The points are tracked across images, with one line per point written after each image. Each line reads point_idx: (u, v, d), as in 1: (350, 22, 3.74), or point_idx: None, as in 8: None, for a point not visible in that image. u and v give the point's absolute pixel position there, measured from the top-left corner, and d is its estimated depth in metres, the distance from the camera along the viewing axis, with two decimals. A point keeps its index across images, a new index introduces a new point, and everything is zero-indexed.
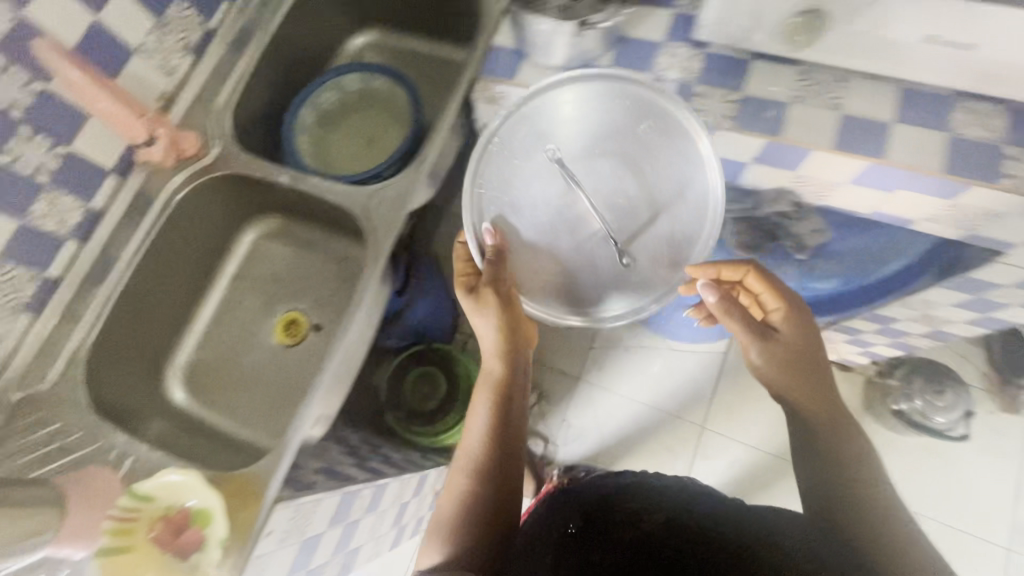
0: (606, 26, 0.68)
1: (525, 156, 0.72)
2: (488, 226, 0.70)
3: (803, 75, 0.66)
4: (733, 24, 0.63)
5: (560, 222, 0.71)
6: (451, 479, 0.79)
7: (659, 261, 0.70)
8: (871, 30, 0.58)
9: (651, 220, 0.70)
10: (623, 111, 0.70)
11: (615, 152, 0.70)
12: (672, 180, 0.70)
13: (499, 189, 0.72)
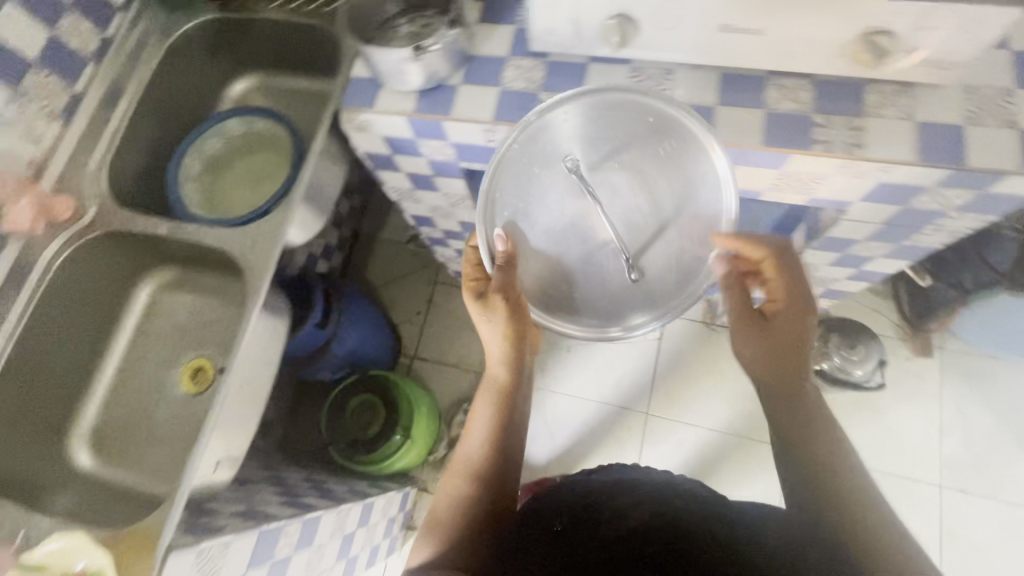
0: (441, 49, 0.71)
1: (541, 167, 0.69)
2: (501, 231, 0.67)
3: (634, 72, 0.72)
4: (559, 33, 0.68)
5: (568, 233, 0.70)
6: (445, 481, 0.80)
7: (663, 276, 0.71)
8: (675, 25, 0.63)
9: (659, 235, 0.70)
10: (641, 124, 0.68)
11: (635, 161, 0.69)
12: (680, 198, 0.69)
13: (515, 195, 0.69)
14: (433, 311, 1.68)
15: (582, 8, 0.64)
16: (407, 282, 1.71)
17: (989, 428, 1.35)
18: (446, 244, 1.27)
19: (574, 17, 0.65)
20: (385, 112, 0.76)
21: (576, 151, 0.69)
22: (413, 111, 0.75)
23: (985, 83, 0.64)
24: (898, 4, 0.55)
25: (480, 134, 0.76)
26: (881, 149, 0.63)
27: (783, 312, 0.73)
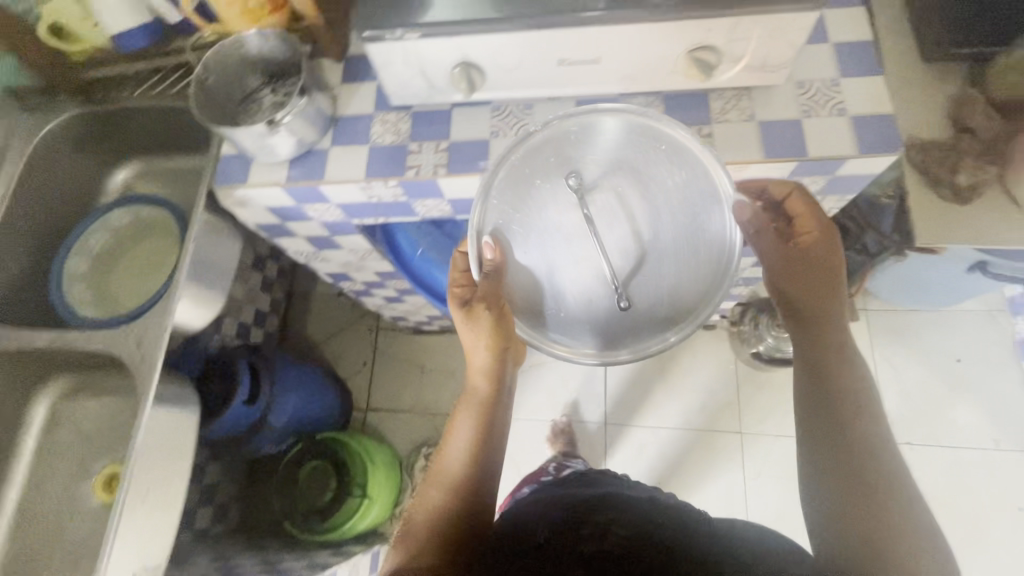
0: (298, 120, 0.70)
1: (542, 181, 0.68)
2: (489, 240, 0.66)
3: (497, 111, 0.73)
4: (413, 86, 0.69)
5: (559, 253, 0.68)
6: (422, 490, 0.73)
7: (652, 308, 0.67)
8: (518, 66, 0.65)
9: (652, 262, 0.68)
10: (645, 146, 0.67)
11: (637, 182, 0.67)
12: (679, 220, 0.67)
13: (510, 203, 0.68)
14: (378, 359, 1.65)
15: (425, 61, 0.65)
16: (348, 334, 1.68)
17: (921, 377, 1.41)
18: (371, 293, 1.25)
19: (423, 70, 0.66)
20: (260, 185, 0.75)
21: (580, 171, 0.67)
22: (287, 180, 0.75)
23: (814, 77, 0.69)
24: (707, 22, 0.58)
25: (358, 193, 0.76)
26: (730, 154, 0.67)
27: (814, 241, 0.70)
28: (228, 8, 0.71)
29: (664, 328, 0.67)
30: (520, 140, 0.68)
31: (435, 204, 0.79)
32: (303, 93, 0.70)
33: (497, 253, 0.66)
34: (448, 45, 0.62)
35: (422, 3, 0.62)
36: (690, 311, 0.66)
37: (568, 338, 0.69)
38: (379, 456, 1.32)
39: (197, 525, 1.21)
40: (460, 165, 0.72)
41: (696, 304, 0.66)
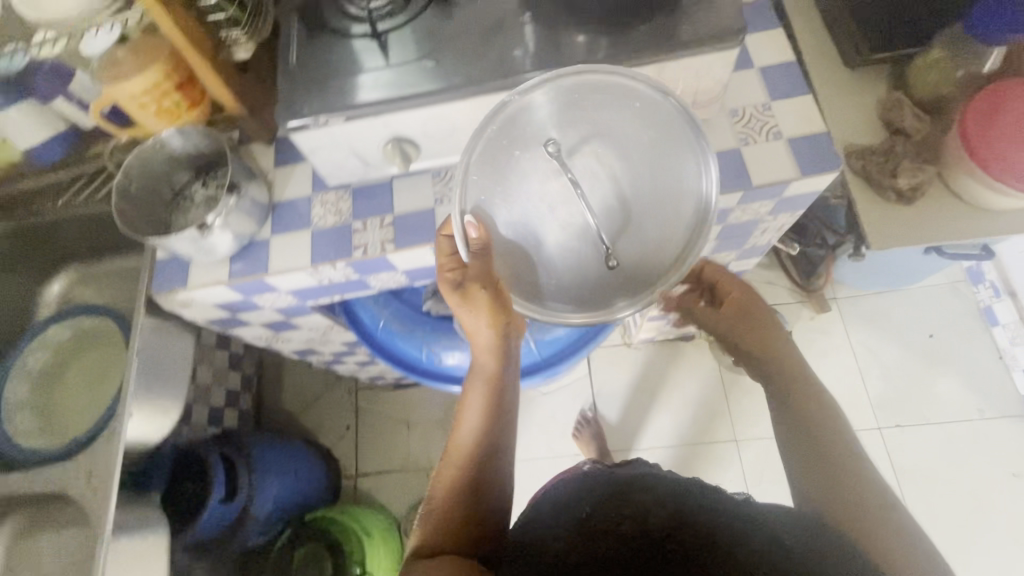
0: (232, 218, 0.67)
1: (518, 151, 0.57)
2: (472, 217, 0.56)
3: (439, 177, 0.71)
4: (347, 165, 0.67)
5: (540, 223, 0.57)
6: (441, 466, 0.67)
7: (647, 264, 0.58)
8: (451, 133, 0.64)
9: (643, 216, 0.57)
10: (625, 100, 0.58)
11: (618, 136, 0.57)
12: (668, 167, 0.58)
13: (492, 177, 0.57)
14: (362, 420, 1.60)
15: (355, 141, 0.63)
16: (327, 400, 1.62)
17: (899, 358, 1.43)
18: (344, 361, 1.21)
19: (354, 149, 0.64)
20: (202, 285, 0.72)
21: (557, 133, 0.57)
22: (230, 277, 0.72)
23: (746, 103, 0.69)
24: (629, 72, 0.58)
25: (308, 278, 0.73)
26: None
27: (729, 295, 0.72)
28: (141, 111, 0.66)
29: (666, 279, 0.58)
30: (486, 119, 0.57)
31: (390, 276, 0.77)
32: (234, 190, 0.67)
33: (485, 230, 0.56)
34: (375, 124, 0.61)
35: (343, 86, 0.61)
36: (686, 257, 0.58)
37: (568, 309, 0.59)
38: (375, 528, 1.28)
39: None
40: (408, 237, 0.70)
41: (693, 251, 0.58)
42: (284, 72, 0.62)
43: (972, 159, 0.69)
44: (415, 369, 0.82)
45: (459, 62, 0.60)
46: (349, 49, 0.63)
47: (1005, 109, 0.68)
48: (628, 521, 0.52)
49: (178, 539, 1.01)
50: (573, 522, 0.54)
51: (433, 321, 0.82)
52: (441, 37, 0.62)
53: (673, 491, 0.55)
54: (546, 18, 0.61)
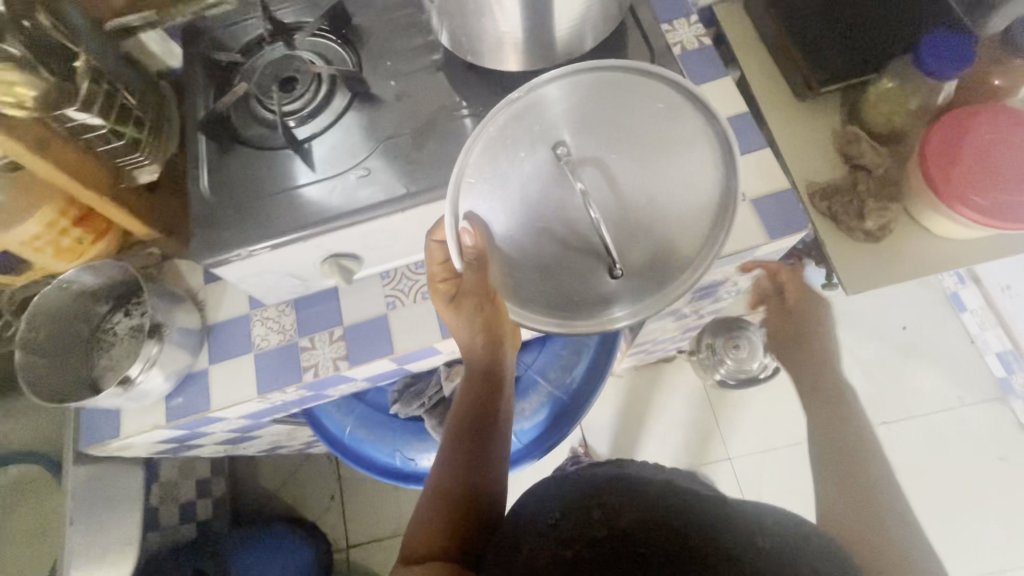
0: (159, 363, 0.60)
1: (524, 154, 0.50)
2: (468, 223, 0.49)
3: (387, 277, 0.65)
4: (284, 284, 0.61)
5: (540, 236, 0.51)
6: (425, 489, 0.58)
7: (644, 271, 0.52)
8: (395, 241, 0.58)
9: (650, 218, 0.51)
10: (641, 85, 0.49)
11: (634, 130, 0.50)
12: (684, 163, 0.50)
13: (492, 182, 0.50)
14: (345, 487, 1.52)
15: (287, 264, 0.57)
16: (305, 471, 1.53)
17: (876, 354, 1.43)
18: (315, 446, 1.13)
19: (288, 271, 0.58)
20: (140, 431, 0.64)
21: (567, 133, 0.50)
22: (169, 419, 0.64)
23: None
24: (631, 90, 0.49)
25: (257, 406, 0.66)
26: None
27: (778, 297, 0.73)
28: (37, 255, 0.57)
29: (664, 270, 0.53)
30: (494, 118, 0.49)
31: (349, 385, 0.70)
32: (157, 332, 0.60)
33: (482, 239, 0.50)
34: (307, 246, 0.55)
35: (266, 210, 0.54)
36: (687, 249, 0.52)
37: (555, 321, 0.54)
38: None
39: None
40: (360, 351, 0.64)
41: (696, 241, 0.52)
42: (198, 200, 0.55)
43: (936, 197, 0.67)
44: (389, 474, 0.76)
45: (394, 168, 0.55)
46: (269, 164, 0.56)
47: (963, 144, 0.66)
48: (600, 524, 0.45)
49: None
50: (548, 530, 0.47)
51: (404, 421, 0.76)
52: (370, 139, 0.56)
53: (646, 488, 0.48)
54: (482, 110, 0.57)
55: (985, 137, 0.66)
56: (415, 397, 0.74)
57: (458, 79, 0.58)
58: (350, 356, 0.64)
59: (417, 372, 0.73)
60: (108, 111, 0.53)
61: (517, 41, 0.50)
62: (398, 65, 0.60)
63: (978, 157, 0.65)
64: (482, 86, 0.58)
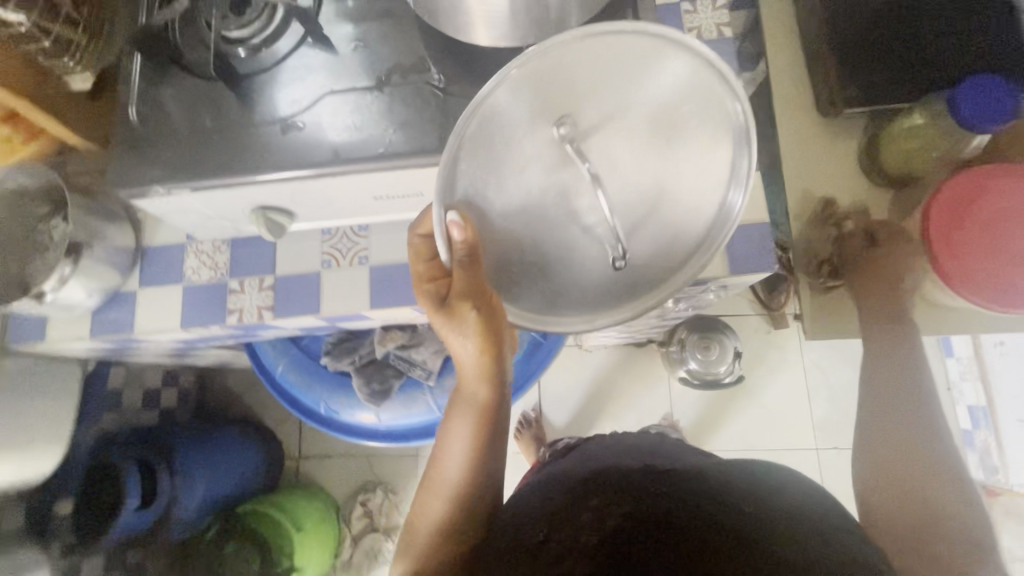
0: (74, 274, 0.57)
1: (522, 134, 0.42)
2: (455, 214, 0.41)
3: (328, 234, 0.62)
4: (213, 224, 0.58)
5: (539, 223, 0.46)
6: (424, 494, 0.59)
7: (651, 262, 0.51)
8: (327, 203, 0.55)
9: (662, 211, 0.48)
10: (645, 54, 0.41)
11: (648, 121, 0.44)
12: (694, 150, 0.46)
13: (488, 164, 0.42)
14: None
15: (212, 207, 0.54)
16: None
17: (847, 380, 1.41)
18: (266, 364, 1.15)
19: (217, 214, 0.55)
20: (66, 339, 0.65)
21: (571, 108, 0.42)
22: (93, 333, 0.64)
23: None
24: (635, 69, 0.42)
25: (181, 336, 0.66)
26: None
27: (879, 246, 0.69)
28: None
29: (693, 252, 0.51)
30: (489, 97, 0.40)
31: (281, 331, 0.70)
32: (76, 252, 0.57)
33: (472, 233, 0.42)
34: (233, 194, 0.52)
35: (192, 149, 0.51)
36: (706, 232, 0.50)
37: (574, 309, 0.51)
38: (307, 520, 1.31)
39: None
40: (286, 306, 0.62)
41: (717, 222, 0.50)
42: (125, 125, 0.52)
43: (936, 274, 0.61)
44: (313, 420, 0.76)
45: (331, 127, 0.50)
46: (203, 99, 0.52)
47: (969, 218, 0.59)
48: (590, 532, 0.50)
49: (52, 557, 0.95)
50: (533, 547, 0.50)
51: (333, 374, 0.75)
52: (316, 88, 0.51)
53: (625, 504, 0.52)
54: (444, 76, 0.51)
55: (989, 213, 0.59)
56: (346, 352, 0.73)
57: (424, 34, 0.52)
58: (276, 307, 0.62)
59: (352, 330, 0.72)
60: (29, 7, 0.48)
61: (485, 11, 0.44)
62: (365, 7, 0.54)
63: (983, 232, 0.59)
64: (448, 50, 0.52)
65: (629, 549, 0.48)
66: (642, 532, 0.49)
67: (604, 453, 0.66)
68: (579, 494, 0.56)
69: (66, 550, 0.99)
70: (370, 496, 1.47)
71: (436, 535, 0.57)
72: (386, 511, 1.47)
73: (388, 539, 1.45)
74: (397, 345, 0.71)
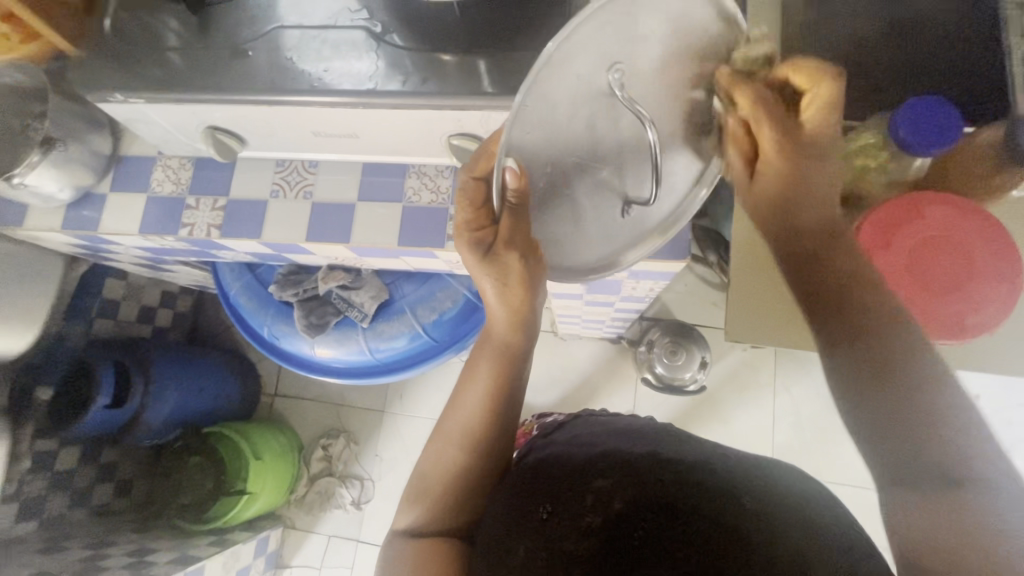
0: (40, 164, 0.62)
1: (584, 81, 0.39)
2: (513, 161, 0.40)
3: (281, 166, 0.67)
4: (174, 138, 0.63)
5: (574, 177, 0.44)
6: (439, 442, 0.62)
7: (658, 222, 0.51)
8: (271, 132, 0.59)
9: (679, 171, 0.49)
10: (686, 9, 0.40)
11: (677, 78, 0.44)
12: (705, 113, 0.47)
13: (552, 117, 0.39)
14: None
15: (168, 120, 0.59)
16: None
17: (816, 409, 1.38)
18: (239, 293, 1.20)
19: (176, 128, 0.60)
20: (40, 228, 0.71)
21: (625, 53, 0.39)
22: (64, 226, 0.71)
23: None
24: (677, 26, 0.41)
25: (142, 241, 0.72)
26: None
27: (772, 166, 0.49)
28: None
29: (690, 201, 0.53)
30: (565, 38, 0.36)
31: (233, 253, 0.75)
32: (49, 144, 0.62)
33: (526, 183, 0.41)
34: (182, 110, 0.56)
35: (152, 64, 0.55)
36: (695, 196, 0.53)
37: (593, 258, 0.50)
38: (266, 452, 1.36)
39: (94, 504, 1.26)
40: (232, 226, 0.67)
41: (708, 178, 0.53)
42: (100, 35, 0.57)
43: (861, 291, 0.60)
44: (258, 342, 0.83)
45: (274, 59, 0.54)
46: (170, 21, 0.56)
47: (905, 232, 0.59)
48: (593, 512, 0.48)
49: (21, 438, 1.05)
50: (532, 524, 0.50)
51: (279, 303, 0.80)
52: (270, 21, 0.55)
53: (619, 488, 0.50)
54: (387, 25, 0.53)
55: (975, 227, 0.58)
56: (292, 285, 0.78)
57: None
58: (223, 227, 0.67)
59: (301, 264, 0.77)
60: None
61: None
62: None
63: (912, 255, 0.59)
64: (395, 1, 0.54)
65: (635, 535, 0.46)
66: (651, 517, 0.47)
67: (598, 432, 0.64)
68: (583, 469, 0.53)
69: (38, 431, 1.10)
70: (331, 442, 1.53)
71: (447, 482, 0.60)
72: (344, 460, 1.52)
73: (342, 485, 1.50)
74: (338, 285, 0.76)
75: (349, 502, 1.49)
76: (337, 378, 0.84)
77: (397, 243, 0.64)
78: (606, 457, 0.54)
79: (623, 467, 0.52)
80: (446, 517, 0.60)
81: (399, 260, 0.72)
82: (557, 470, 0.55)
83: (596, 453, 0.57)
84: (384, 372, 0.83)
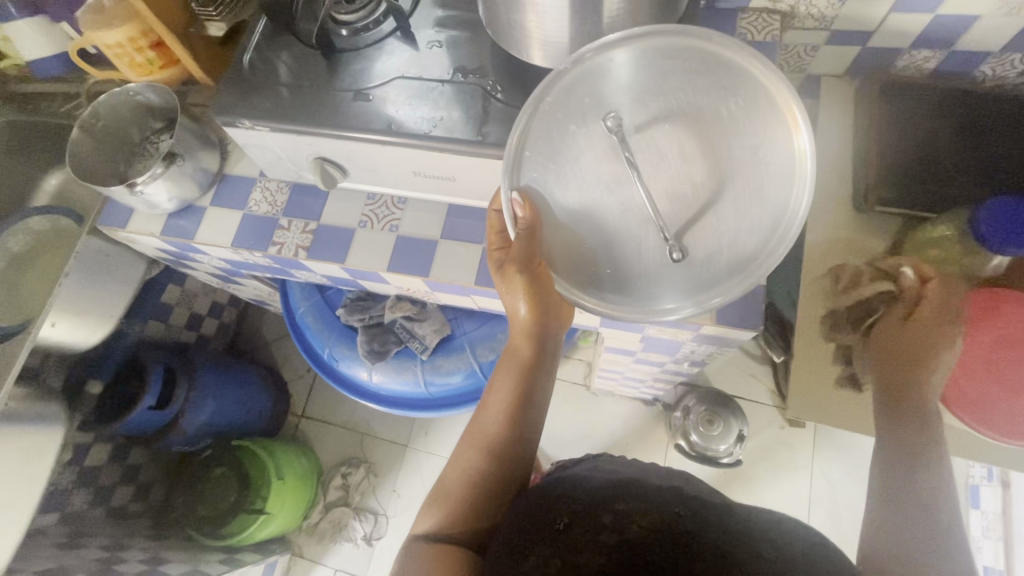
0: (159, 177, 0.68)
1: (577, 127, 0.49)
2: (516, 194, 0.49)
3: (372, 199, 0.71)
4: (282, 164, 0.68)
5: (592, 198, 0.50)
6: (458, 451, 0.65)
7: (705, 266, 0.48)
8: (375, 168, 0.64)
9: (719, 200, 0.47)
10: (682, 70, 0.48)
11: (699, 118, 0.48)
12: (744, 157, 0.47)
13: (550, 151, 0.50)
14: None
15: (282, 148, 0.64)
16: None
17: (855, 499, 1.31)
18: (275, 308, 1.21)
19: (288, 156, 0.65)
20: (140, 231, 0.77)
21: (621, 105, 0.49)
22: (162, 232, 0.76)
23: None
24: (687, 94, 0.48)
25: (230, 254, 0.77)
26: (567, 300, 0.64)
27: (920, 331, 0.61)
28: (116, 59, 0.69)
29: (749, 242, 0.48)
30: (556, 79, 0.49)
31: (310, 274, 0.80)
32: (171, 159, 0.68)
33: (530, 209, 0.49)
34: (300, 141, 0.61)
35: (278, 101, 0.61)
36: (757, 251, 0.47)
37: (618, 301, 0.51)
38: (290, 473, 1.36)
39: None
40: (319, 249, 0.71)
41: (773, 224, 0.47)
42: (237, 68, 0.63)
43: (930, 385, 0.60)
44: (316, 362, 0.86)
45: (390, 105, 0.59)
46: (300, 61, 0.63)
47: (977, 329, 0.62)
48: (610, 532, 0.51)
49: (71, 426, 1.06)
50: (550, 530, 0.52)
51: (343, 327, 0.84)
52: (392, 71, 0.60)
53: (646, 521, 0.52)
54: (497, 85, 0.58)
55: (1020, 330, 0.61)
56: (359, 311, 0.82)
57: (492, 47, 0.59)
58: (310, 250, 0.71)
59: (370, 292, 0.80)
60: None
61: (541, 34, 0.50)
62: (451, 17, 0.62)
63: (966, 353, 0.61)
64: (506, 67, 0.59)
65: (648, 558, 0.49)
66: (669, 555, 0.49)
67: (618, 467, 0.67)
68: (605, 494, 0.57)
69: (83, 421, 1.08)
70: (350, 472, 1.51)
71: (464, 491, 0.62)
72: (360, 491, 1.50)
73: (356, 518, 1.47)
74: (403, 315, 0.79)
75: (359, 536, 1.46)
76: (386, 405, 0.86)
77: (473, 282, 0.67)
78: (627, 488, 0.58)
79: (647, 506, 0.55)
80: (459, 524, 0.61)
81: (468, 298, 0.74)
82: (582, 492, 0.58)
83: (620, 485, 0.59)
84: (433, 404, 0.85)
